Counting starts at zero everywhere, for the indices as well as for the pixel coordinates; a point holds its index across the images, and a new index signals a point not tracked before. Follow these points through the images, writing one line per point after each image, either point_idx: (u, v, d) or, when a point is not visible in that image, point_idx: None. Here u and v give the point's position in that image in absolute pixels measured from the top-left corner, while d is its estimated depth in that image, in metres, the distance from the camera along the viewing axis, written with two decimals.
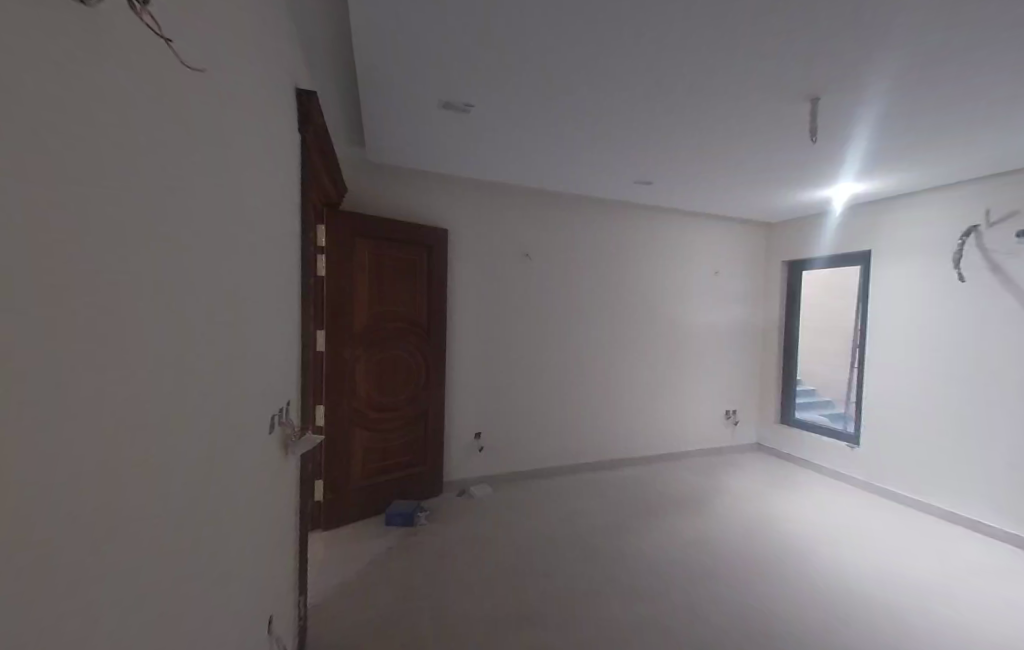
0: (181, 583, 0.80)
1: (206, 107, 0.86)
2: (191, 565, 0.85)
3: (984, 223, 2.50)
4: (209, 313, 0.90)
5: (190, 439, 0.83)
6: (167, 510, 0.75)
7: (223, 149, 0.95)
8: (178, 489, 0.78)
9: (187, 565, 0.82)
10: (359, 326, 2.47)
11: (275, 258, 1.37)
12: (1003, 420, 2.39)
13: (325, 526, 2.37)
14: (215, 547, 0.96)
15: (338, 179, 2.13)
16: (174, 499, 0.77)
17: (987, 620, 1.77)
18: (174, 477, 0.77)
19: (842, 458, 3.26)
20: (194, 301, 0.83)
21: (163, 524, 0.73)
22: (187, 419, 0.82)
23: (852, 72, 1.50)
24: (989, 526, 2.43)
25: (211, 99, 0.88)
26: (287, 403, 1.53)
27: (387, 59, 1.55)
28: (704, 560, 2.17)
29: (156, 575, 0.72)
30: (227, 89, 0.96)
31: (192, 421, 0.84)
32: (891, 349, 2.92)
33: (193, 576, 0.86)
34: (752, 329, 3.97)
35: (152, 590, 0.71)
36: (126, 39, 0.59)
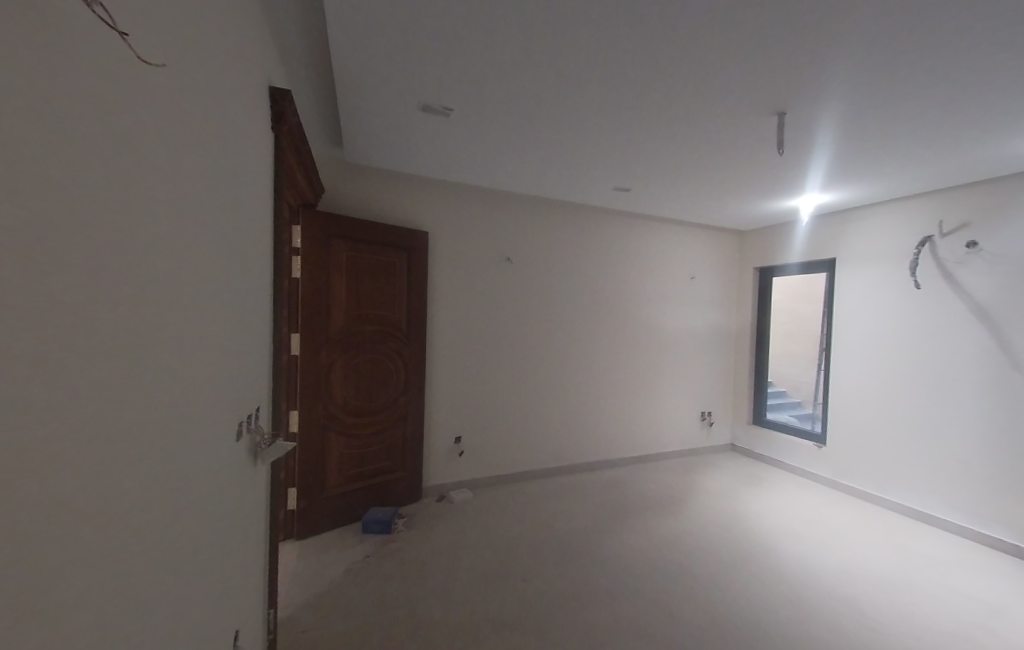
0: (142, 596, 0.77)
1: (174, 105, 0.83)
2: (154, 577, 0.81)
3: (937, 234, 2.68)
4: (174, 315, 0.87)
5: (153, 448, 0.80)
6: (124, 523, 0.71)
7: (193, 149, 0.92)
8: (136, 501, 0.74)
9: (147, 579, 0.78)
10: (337, 328, 2.42)
11: (247, 260, 1.33)
12: (955, 418, 2.55)
13: (298, 535, 2.31)
14: (180, 560, 0.92)
15: (314, 179, 2.08)
16: (132, 512, 0.73)
17: (940, 609, 1.89)
18: (132, 490, 0.73)
19: (808, 457, 3.40)
20: (158, 303, 0.80)
21: (120, 538, 0.70)
22: (151, 427, 0.79)
23: (813, 89, 1.59)
24: (944, 520, 2.59)
25: (177, 95, 0.85)
26: (258, 408, 1.49)
27: (366, 61, 1.53)
28: (680, 559, 2.22)
29: (116, 587, 0.69)
30: (198, 86, 0.93)
31: (155, 428, 0.81)
32: (854, 353, 3.08)
33: (156, 590, 0.82)
34: (725, 332, 4.11)
35: (111, 604, 0.68)
36: (81, 28, 0.56)
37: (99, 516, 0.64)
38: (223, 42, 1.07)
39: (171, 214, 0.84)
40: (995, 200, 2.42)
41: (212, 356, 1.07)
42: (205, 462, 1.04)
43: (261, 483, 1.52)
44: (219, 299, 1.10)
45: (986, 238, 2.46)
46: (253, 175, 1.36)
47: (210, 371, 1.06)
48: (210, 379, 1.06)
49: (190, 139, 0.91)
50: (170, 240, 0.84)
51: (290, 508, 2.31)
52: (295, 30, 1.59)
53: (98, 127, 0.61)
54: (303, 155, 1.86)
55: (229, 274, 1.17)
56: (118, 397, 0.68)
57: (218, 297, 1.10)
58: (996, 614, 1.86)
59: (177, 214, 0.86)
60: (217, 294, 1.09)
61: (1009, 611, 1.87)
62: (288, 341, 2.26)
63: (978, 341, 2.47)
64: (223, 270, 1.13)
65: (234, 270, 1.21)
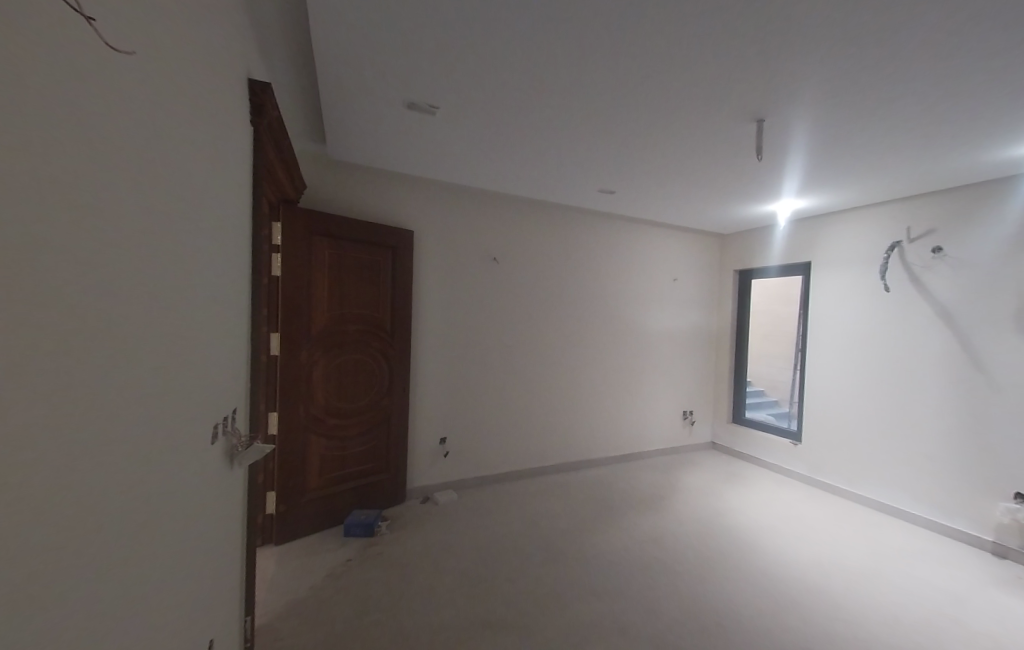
0: (104, 606, 0.73)
1: (138, 96, 0.79)
2: (117, 586, 0.77)
3: (906, 239, 2.77)
4: (138, 315, 0.82)
5: (114, 454, 0.76)
6: (82, 528, 0.68)
7: (161, 142, 0.88)
8: (94, 508, 0.71)
9: (106, 593, 0.74)
10: (318, 328, 2.36)
11: (224, 257, 1.28)
12: (923, 416, 2.64)
13: (277, 539, 2.25)
14: (148, 571, 0.88)
15: (295, 174, 2.03)
16: (90, 519, 0.69)
17: (908, 599, 1.95)
18: (89, 496, 0.69)
19: (785, 455, 3.49)
20: (118, 302, 0.75)
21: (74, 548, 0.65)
22: (112, 432, 0.75)
23: (789, 97, 1.63)
24: (912, 514, 2.68)
25: (143, 86, 0.81)
26: (235, 409, 1.43)
27: (348, 56, 1.49)
28: (661, 556, 2.24)
29: (71, 598, 0.65)
30: (167, 77, 0.90)
31: (118, 432, 0.77)
32: (828, 353, 3.17)
33: (121, 601, 0.79)
34: (707, 333, 4.18)
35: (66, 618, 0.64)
36: (5, 5, 0.52)
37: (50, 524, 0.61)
38: (197, 31, 1.03)
39: (132, 209, 0.79)
40: (959, 207, 2.52)
41: (186, 356, 1.02)
42: (179, 468, 1.00)
43: (238, 487, 1.47)
44: (193, 297, 1.06)
45: (950, 244, 2.56)
46: (231, 170, 1.31)
47: (185, 374, 1.02)
48: (183, 382, 1.01)
49: (155, 129, 0.86)
50: (132, 237, 0.79)
51: (268, 512, 2.25)
52: (274, 22, 1.54)
53: (27, 114, 0.55)
54: (283, 150, 1.80)
55: (205, 271, 1.13)
56: (69, 401, 0.64)
57: (192, 294, 1.05)
58: (958, 602, 1.94)
59: (141, 209, 0.82)
60: (191, 291, 1.04)
61: (971, 600, 1.95)
62: (267, 341, 2.20)
63: (943, 342, 2.56)
64: (198, 267, 1.08)
65: (210, 268, 1.17)
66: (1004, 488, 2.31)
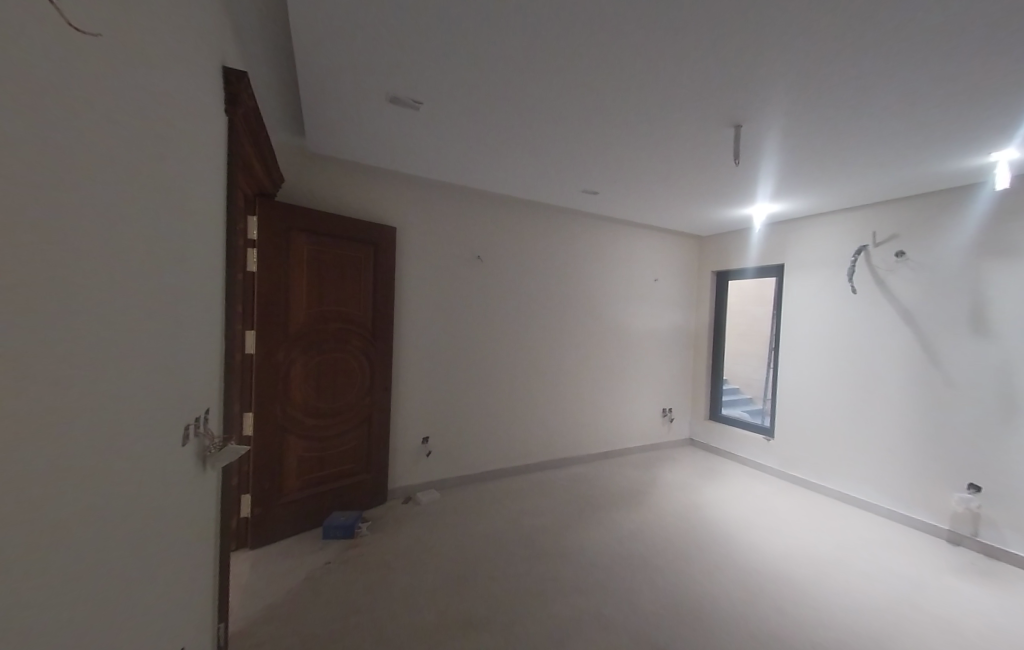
0: (72, 619, 0.70)
1: (105, 81, 0.75)
2: (87, 596, 0.74)
3: (872, 243, 2.87)
4: (101, 313, 0.76)
5: (84, 460, 0.72)
6: (49, 541, 0.64)
7: (131, 132, 0.84)
8: (63, 514, 0.67)
9: (74, 603, 0.70)
10: (296, 326, 2.29)
11: (196, 252, 1.21)
12: (886, 413, 2.75)
13: (251, 544, 2.18)
14: (117, 583, 0.83)
15: (272, 166, 1.95)
16: (57, 528, 0.66)
17: (870, 586, 2.04)
18: (57, 505, 0.65)
19: (759, 450, 3.59)
20: (83, 299, 0.71)
21: (40, 557, 0.62)
22: (80, 438, 0.71)
23: (767, 104, 1.67)
24: (874, 504, 2.79)
25: (109, 71, 0.76)
26: (207, 410, 1.37)
27: (330, 47, 1.44)
28: (639, 551, 2.27)
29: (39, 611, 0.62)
30: (139, 64, 0.85)
31: (88, 437, 0.73)
32: (800, 352, 3.27)
33: (90, 611, 0.75)
34: (686, 332, 4.25)
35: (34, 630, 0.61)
36: None
37: (13, 537, 0.57)
38: (169, 13, 0.96)
39: (99, 202, 0.74)
40: (921, 214, 2.64)
41: (156, 357, 0.97)
42: (150, 473, 0.95)
43: (212, 491, 1.41)
44: (163, 294, 1.00)
45: (912, 248, 2.67)
46: (204, 162, 1.25)
47: (157, 375, 0.98)
48: (155, 385, 0.97)
49: (120, 114, 0.80)
50: (95, 229, 0.74)
51: (243, 516, 2.17)
52: (251, 8, 1.47)
53: None
54: (260, 141, 1.73)
55: (176, 267, 1.07)
56: (31, 405, 0.60)
57: (163, 291, 1.00)
58: (917, 588, 2.03)
59: (105, 201, 0.76)
60: (161, 287, 0.99)
61: (928, 585, 2.05)
62: (242, 339, 2.12)
63: (905, 342, 2.68)
64: (169, 262, 1.02)
65: (182, 263, 1.11)
66: (959, 480, 2.43)
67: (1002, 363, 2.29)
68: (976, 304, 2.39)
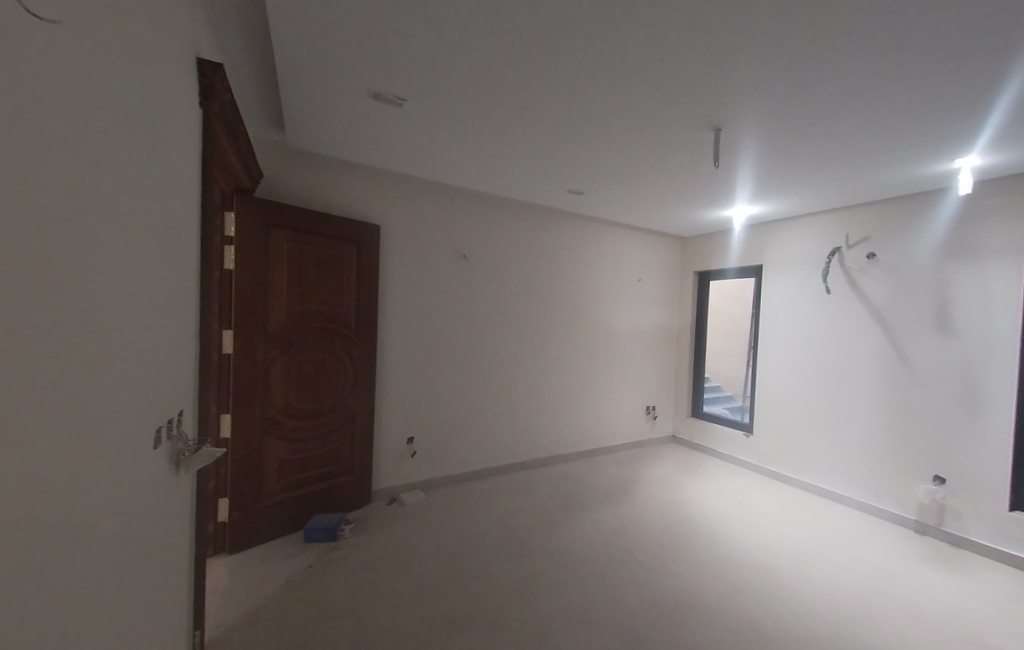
0: (46, 627, 0.68)
1: (68, 70, 0.71)
2: (59, 602, 0.71)
3: (845, 245, 2.98)
4: (68, 312, 0.73)
5: (53, 465, 0.69)
6: (18, 547, 0.62)
7: (96, 123, 0.80)
8: (32, 520, 0.65)
9: (43, 605, 0.68)
10: (275, 325, 2.24)
11: (169, 249, 1.17)
12: (858, 408, 2.86)
13: (229, 549, 2.12)
14: (89, 588, 0.81)
15: (249, 161, 1.90)
16: (27, 534, 0.64)
17: (843, 576, 2.11)
18: (25, 511, 0.63)
19: (738, 446, 3.69)
20: (50, 299, 0.68)
21: (10, 561, 0.60)
22: (49, 444, 0.68)
23: (744, 110, 1.72)
24: (847, 497, 2.90)
25: (73, 60, 0.73)
26: (181, 411, 1.32)
27: (309, 42, 1.41)
28: (623, 547, 2.30)
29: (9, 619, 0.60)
30: (105, 53, 0.81)
31: (57, 441, 0.71)
32: (777, 351, 3.36)
33: (62, 618, 0.72)
34: (668, 331, 4.33)
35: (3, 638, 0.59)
36: None
37: None
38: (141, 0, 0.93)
39: (64, 200, 0.71)
40: (890, 217, 2.75)
41: (128, 359, 0.94)
42: (122, 477, 0.92)
43: (186, 494, 1.37)
44: (134, 291, 0.96)
45: (883, 250, 2.77)
46: (177, 156, 1.21)
47: (129, 378, 0.95)
48: (125, 388, 0.93)
49: (85, 106, 0.76)
50: (61, 227, 0.71)
51: (220, 520, 2.12)
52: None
53: None
54: (236, 136, 1.68)
55: (149, 263, 1.04)
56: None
57: (134, 289, 0.96)
58: (885, 576, 2.12)
59: (71, 198, 0.73)
60: (131, 286, 0.95)
61: (895, 574, 2.14)
62: (219, 339, 2.06)
63: (875, 340, 2.78)
64: (140, 260, 0.99)
65: (153, 259, 1.07)
66: (925, 472, 2.54)
67: (965, 360, 2.41)
68: (941, 304, 2.51)
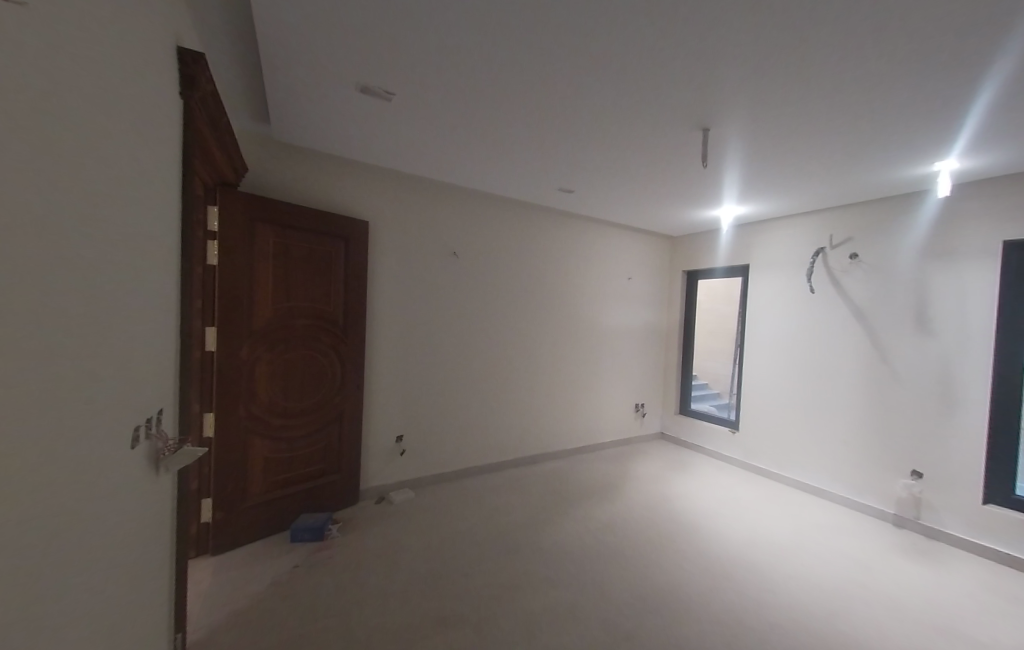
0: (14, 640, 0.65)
1: (31, 55, 0.67)
2: (29, 615, 0.68)
3: (828, 246, 3.03)
4: (36, 312, 0.70)
5: (21, 473, 0.66)
6: None
7: (64, 112, 0.76)
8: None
9: (10, 619, 0.64)
10: (260, 323, 2.19)
11: (146, 242, 1.13)
12: (840, 405, 2.91)
13: (213, 550, 2.07)
14: (64, 596, 0.78)
15: (233, 153, 1.85)
16: None
17: (824, 569, 2.15)
18: None
19: (725, 442, 3.73)
20: (15, 299, 0.65)
21: None
22: (14, 450, 0.65)
23: (731, 111, 1.73)
24: (828, 491, 2.96)
25: (38, 44, 0.69)
26: (160, 410, 1.28)
27: (294, 32, 1.37)
28: (610, 543, 2.31)
29: None
30: (73, 38, 0.77)
31: (25, 447, 0.67)
32: (763, 349, 3.41)
33: (33, 629, 0.69)
34: (657, 329, 4.36)
35: None
36: None
37: None
38: None
39: (28, 192, 0.67)
40: (872, 218, 2.80)
41: (104, 360, 0.91)
42: (99, 480, 0.89)
43: (166, 495, 1.32)
44: (108, 286, 0.92)
45: (865, 251, 2.83)
46: (156, 145, 1.16)
47: (105, 378, 0.91)
48: (102, 389, 0.90)
49: (53, 96, 0.73)
50: (26, 221, 0.67)
51: (203, 521, 2.07)
52: None
53: None
54: (219, 128, 1.63)
55: (126, 259, 1.00)
56: None
57: (110, 286, 0.93)
58: (864, 569, 2.16)
59: (36, 189, 0.69)
60: (107, 282, 0.91)
61: (875, 567, 2.18)
62: (201, 336, 2.01)
63: (857, 339, 2.84)
64: (118, 255, 0.95)
65: (131, 254, 1.02)
66: (904, 467, 2.61)
67: (943, 359, 2.47)
68: (919, 304, 2.57)
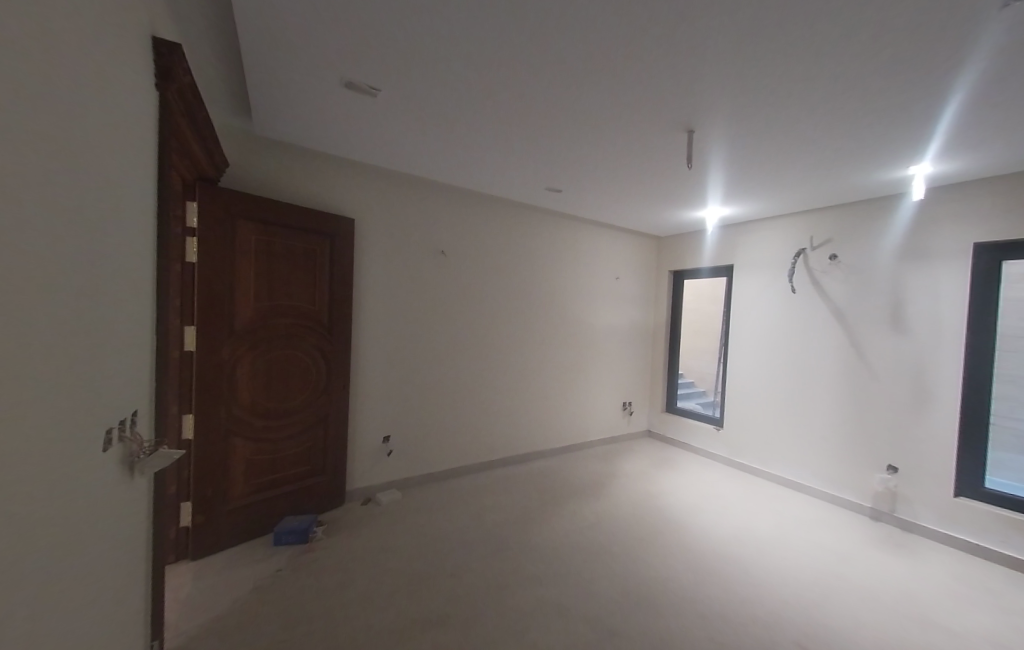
0: None
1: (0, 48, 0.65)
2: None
3: (809, 246, 3.09)
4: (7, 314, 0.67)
5: None
6: None
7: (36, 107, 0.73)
8: None
9: None
10: (242, 322, 2.14)
11: (121, 239, 1.09)
12: (820, 402, 2.98)
13: (192, 555, 2.02)
14: (36, 606, 0.75)
15: (213, 147, 1.79)
16: None
17: (802, 561, 2.20)
18: None
19: (710, 439, 3.79)
20: None
21: None
22: None
23: (716, 113, 1.75)
24: (809, 487, 3.02)
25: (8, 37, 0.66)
26: (135, 411, 1.23)
27: (276, 26, 1.34)
28: (597, 541, 2.32)
29: None
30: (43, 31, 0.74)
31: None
32: (747, 348, 3.47)
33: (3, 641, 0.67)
34: (644, 328, 4.39)
35: None
36: None
37: None
38: None
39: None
40: (852, 220, 2.86)
41: (77, 361, 0.88)
42: (73, 486, 0.86)
43: (142, 499, 1.28)
44: (80, 286, 0.88)
45: (844, 252, 2.89)
46: (131, 139, 1.12)
47: (78, 383, 0.88)
48: (75, 392, 0.87)
49: (24, 89, 0.70)
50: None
51: (182, 525, 2.01)
52: None
53: None
54: (198, 122, 1.57)
55: (100, 257, 0.96)
56: None
57: (82, 286, 0.89)
58: (841, 561, 2.22)
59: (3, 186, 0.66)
60: (80, 282, 0.88)
61: (854, 559, 2.24)
62: (180, 335, 1.96)
63: (836, 337, 2.91)
64: (91, 253, 0.92)
65: (105, 253, 0.99)
66: (880, 462, 2.68)
67: (918, 357, 2.54)
68: (895, 303, 2.64)
